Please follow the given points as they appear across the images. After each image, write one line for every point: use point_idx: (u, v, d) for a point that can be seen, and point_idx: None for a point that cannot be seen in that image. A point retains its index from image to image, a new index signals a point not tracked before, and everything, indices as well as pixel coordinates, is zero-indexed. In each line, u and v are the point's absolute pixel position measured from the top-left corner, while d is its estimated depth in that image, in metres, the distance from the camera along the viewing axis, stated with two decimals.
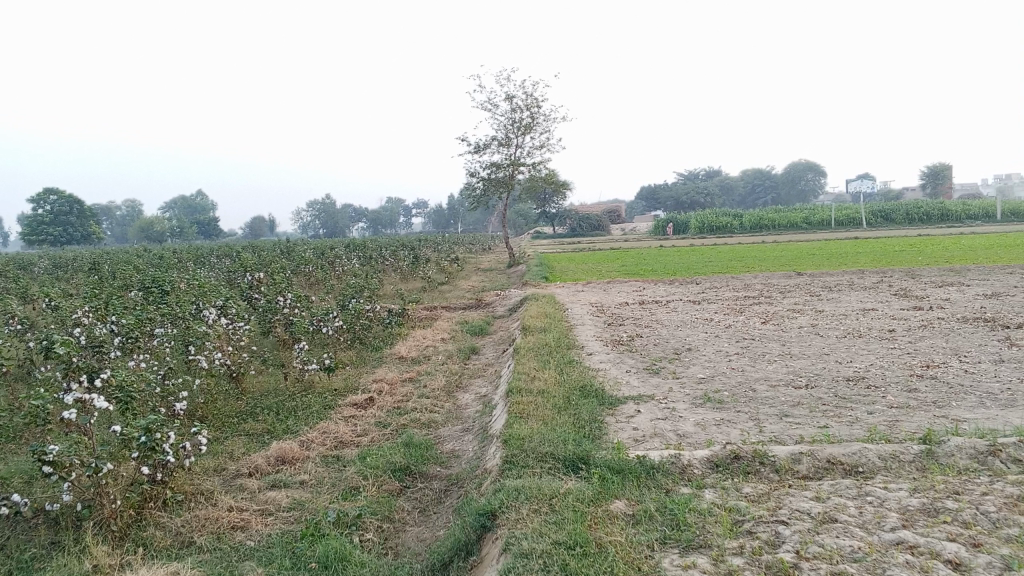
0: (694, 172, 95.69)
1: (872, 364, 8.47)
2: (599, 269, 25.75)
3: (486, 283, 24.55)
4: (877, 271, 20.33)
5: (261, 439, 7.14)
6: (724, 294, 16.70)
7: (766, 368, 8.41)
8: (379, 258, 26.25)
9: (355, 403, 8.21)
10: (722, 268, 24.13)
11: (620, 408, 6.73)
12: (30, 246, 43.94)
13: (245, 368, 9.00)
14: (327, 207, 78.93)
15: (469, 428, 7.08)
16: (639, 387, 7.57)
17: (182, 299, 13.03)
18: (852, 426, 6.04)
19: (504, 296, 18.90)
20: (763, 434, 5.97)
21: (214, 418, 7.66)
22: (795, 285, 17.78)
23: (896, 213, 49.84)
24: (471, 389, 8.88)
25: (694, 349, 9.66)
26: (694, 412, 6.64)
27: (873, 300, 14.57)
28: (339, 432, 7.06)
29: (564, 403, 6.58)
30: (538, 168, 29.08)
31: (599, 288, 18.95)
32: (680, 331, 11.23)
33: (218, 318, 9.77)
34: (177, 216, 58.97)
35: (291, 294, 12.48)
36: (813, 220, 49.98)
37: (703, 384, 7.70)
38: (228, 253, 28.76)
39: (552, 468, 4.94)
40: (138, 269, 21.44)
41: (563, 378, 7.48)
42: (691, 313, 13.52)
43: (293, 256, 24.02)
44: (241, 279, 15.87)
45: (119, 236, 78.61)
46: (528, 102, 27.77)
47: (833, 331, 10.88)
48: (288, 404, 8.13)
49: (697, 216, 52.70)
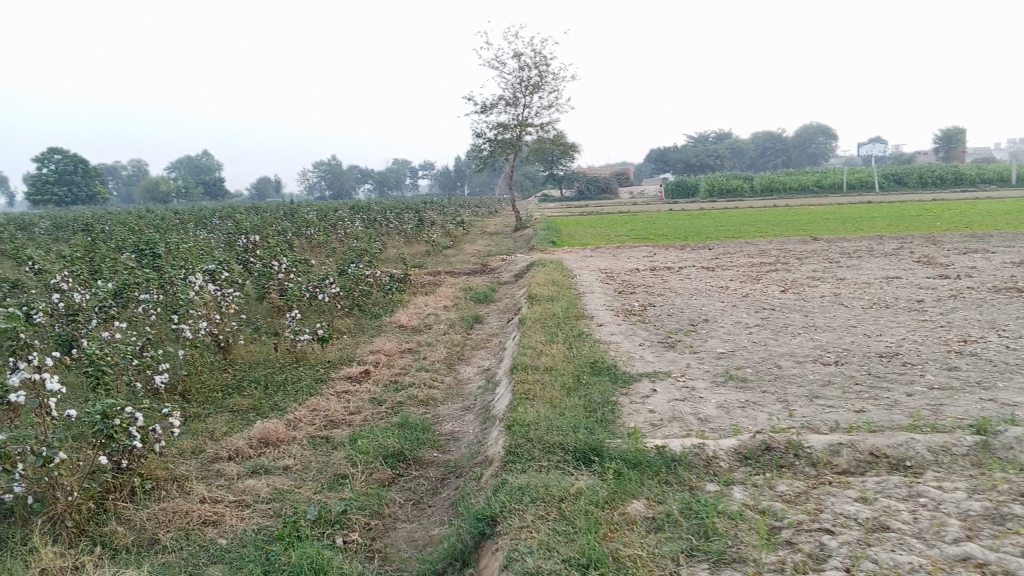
0: (704, 134, 94.30)
1: (905, 338, 7.87)
2: (608, 233, 25.12)
3: (491, 247, 23.92)
4: (897, 237, 19.60)
5: (246, 417, 6.64)
6: (738, 260, 16.08)
7: (790, 343, 7.82)
8: (383, 220, 25.63)
9: (349, 376, 7.67)
10: (734, 232, 23.46)
11: (634, 388, 6.17)
12: (34, 207, 43.33)
13: (233, 338, 8.50)
14: (333, 168, 78.09)
15: (470, 407, 6.52)
16: (654, 363, 7.00)
17: (173, 263, 12.46)
18: (891, 411, 5.47)
19: (510, 260, 18.31)
20: (794, 419, 5.41)
21: (196, 392, 7.16)
22: (811, 251, 17.09)
23: (909, 177, 48.86)
24: (472, 363, 8.33)
25: (711, 320, 9.07)
26: (716, 393, 6.07)
27: (895, 267, 13.90)
28: (329, 411, 6.52)
29: (574, 382, 6.01)
30: (546, 129, 28.26)
31: (608, 254, 18.33)
32: (695, 300, 10.63)
33: (205, 284, 9.20)
34: (181, 178, 58.24)
35: (287, 258, 11.92)
36: (825, 184, 49.06)
37: (723, 360, 7.12)
38: (230, 215, 28.16)
39: (562, 461, 4.38)
40: (135, 231, 20.85)
41: (573, 353, 6.91)
42: (706, 280, 12.93)
43: (296, 218, 23.41)
44: (238, 241, 15.32)
45: (126, 196, 78.11)
46: (537, 60, 26.95)
47: (857, 301, 10.27)
48: (277, 377, 7.61)
49: (707, 179, 51.76)
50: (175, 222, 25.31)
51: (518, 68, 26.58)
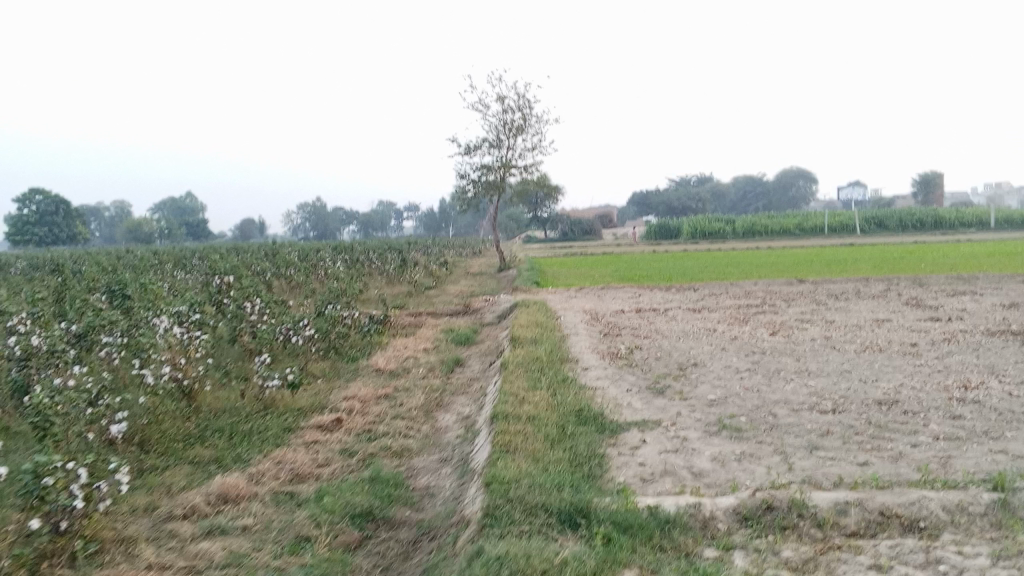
0: (687, 177, 95.07)
1: (903, 384, 7.55)
2: (592, 274, 24.86)
3: (474, 288, 23.59)
4: (883, 279, 19.45)
5: (207, 469, 6.20)
6: (725, 301, 15.82)
7: (784, 389, 7.48)
8: (365, 261, 25.26)
9: (320, 425, 7.25)
10: (719, 274, 23.26)
11: (622, 438, 5.80)
12: (12, 246, 42.63)
13: (199, 383, 8.09)
14: (317, 210, 77.80)
15: (447, 458, 6.11)
16: (643, 410, 6.63)
17: (143, 304, 12.02)
18: (897, 464, 5.12)
19: (493, 301, 17.96)
20: (795, 473, 5.05)
21: (156, 442, 6.73)
22: (798, 293, 16.87)
23: (890, 220, 49.15)
24: (452, 409, 7.92)
25: (701, 365, 8.72)
26: (709, 443, 5.70)
27: (884, 309, 13.66)
28: (296, 464, 6.10)
29: (558, 432, 5.63)
30: (530, 171, 28.13)
31: (593, 295, 18.03)
32: (683, 343, 10.30)
33: (171, 327, 8.78)
34: (164, 219, 57.72)
35: (261, 299, 11.52)
36: (806, 227, 49.27)
37: (715, 408, 6.75)
38: (209, 255, 27.73)
39: (545, 525, 3.98)
40: (110, 271, 20.35)
41: (556, 400, 6.52)
42: (692, 322, 12.61)
43: (275, 259, 23.01)
44: (213, 282, 14.92)
45: (106, 236, 77.23)
46: (520, 102, 26.91)
47: (849, 344, 9.96)
48: (243, 426, 7.16)
49: (689, 221, 51.85)
50: (152, 262, 24.84)
51: (502, 110, 26.51)
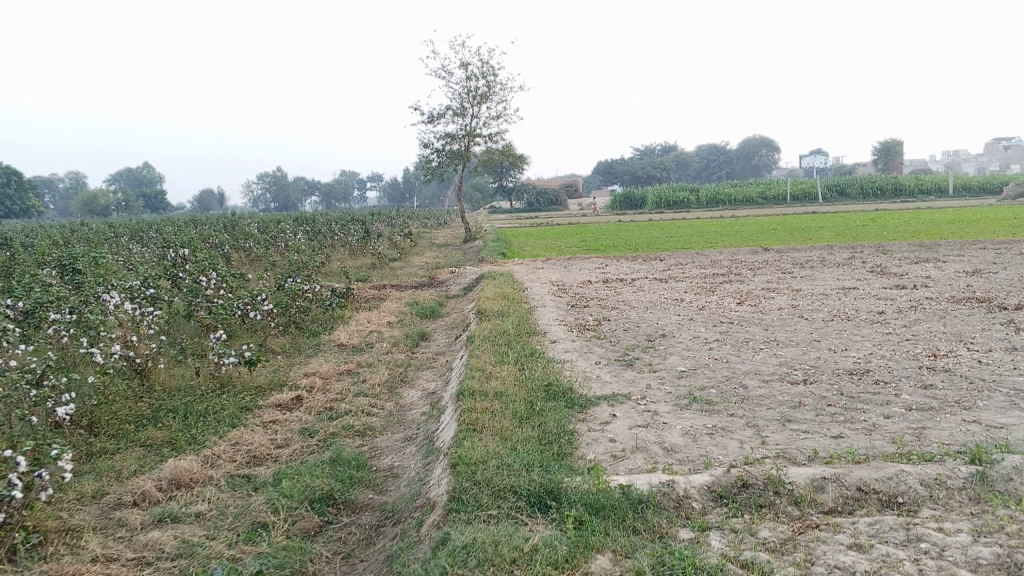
0: (651, 146, 95.10)
1: (872, 353, 7.49)
2: (558, 244, 24.68)
3: (439, 259, 23.30)
4: (847, 246, 19.52)
5: (160, 452, 5.92)
6: (691, 270, 15.74)
7: (754, 359, 7.37)
8: (327, 233, 24.80)
9: (279, 404, 7.00)
10: (685, 243, 23.20)
11: (592, 413, 5.63)
12: None
13: (152, 361, 7.76)
14: (279, 181, 76.52)
15: (411, 437, 5.90)
16: (612, 384, 6.46)
17: (94, 279, 11.57)
18: (872, 437, 5.02)
19: (459, 272, 17.71)
20: (769, 448, 4.93)
21: (106, 424, 6.43)
22: (763, 262, 16.86)
23: (851, 188, 49.55)
24: (416, 385, 7.70)
25: (669, 336, 8.58)
26: (680, 418, 5.55)
27: (849, 277, 13.66)
28: (253, 446, 5.86)
29: (526, 408, 5.44)
30: (495, 140, 27.74)
31: (559, 265, 17.86)
32: (651, 314, 10.16)
33: (121, 303, 8.41)
34: (121, 190, 56.32)
35: (218, 273, 11.15)
36: (769, 195, 49.51)
37: (685, 380, 6.61)
38: (167, 227, 27.07)
39: (514, 509, 3.80)
40: (63, 245, 19.72)
41: (523, 375, 6.32)
42: (660, 292, 12.50)
43: (235, 231, 22.48)
44: (168, 256, 14.46)
45: (62, 209, 75.32)
46: (484, 69, 26.46)
47: (817, 313, 9.91)
48: (198, 406, 6.88)
49: (654, 190, 51.85)
50: (107, 235, 24.14)
51: (465, 78, 26.04)
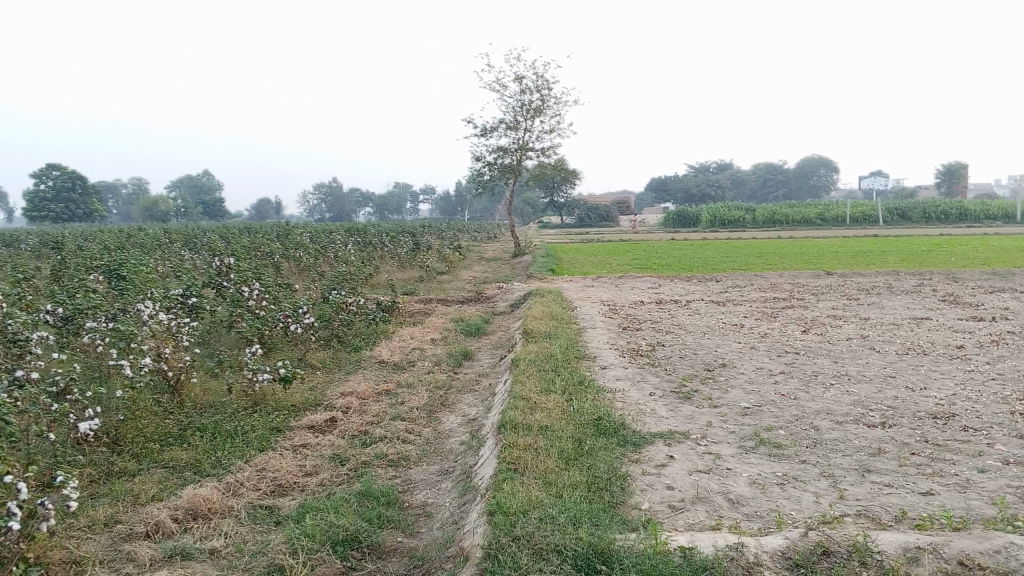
0: (706, 164, 93.66)
1: (956, 394, 6.81)
2: (610, 262, 24.13)
3: (488, 274, 22.90)
4: (914, 273, 18.58)
5: (183, 475, 5.58)
6: (750, 294, 15.05)
7: (824, 396, 6.77)
8: (377, 244, 24.59)
9: (312, 425, 6.63)
10: (741, 264, 22.45)
11: (646, 453, 5.12)
12: (29, 222, 42.26)
13: (185, 374, 7.45)
14: (333, 191, 77.30)
15: (448, 470, 5.46)
16: (668, 419, 5.93)
17: (136, 285, 11.39)
18: (967, 496, 4.41)
19: (507, 289, 17.29)
20: (848, 504, 4.36)
21: (131, 442, 6.11)
22: (825, 287, 16.09)
23: (914, 212, 47.94)
24: (457, 409, 7.26)
25: (729, 365, 8.00)
26: (746, 463, 5.01)
27: (920, 306, 12.84)
28: (279, 473, 5.48)
29: (573, 444, 4.95)
30: (548, 154, 27.34)
31: (610, 284, 17.29)
32: (709, 340, 9.57)
33: (156, 312, 8.13)
34: (180, 197, 57.33)
35: (261, 283, 10.89)
36: (827, 216, 48.17)
37: (749, 418, 6.05)
38: (220, 235, 27.20)
39: (558, 574, 3.30)
40: (115, 250, 19.78)
41: (572, 406, 5.83)
42: (717, 316, 11.89)
43: (285, 240, 22.38)
44: (215, 264, 14.31)
45: (124, 214, 77.14)
46: (539, 83, 26.10)
47: (889, 345, 9.20)
48: (228, 425, 6.53)
49: (709, 208, 50.85)
50: (161, 241, 24.36)
51: (519, 91, 25.72)
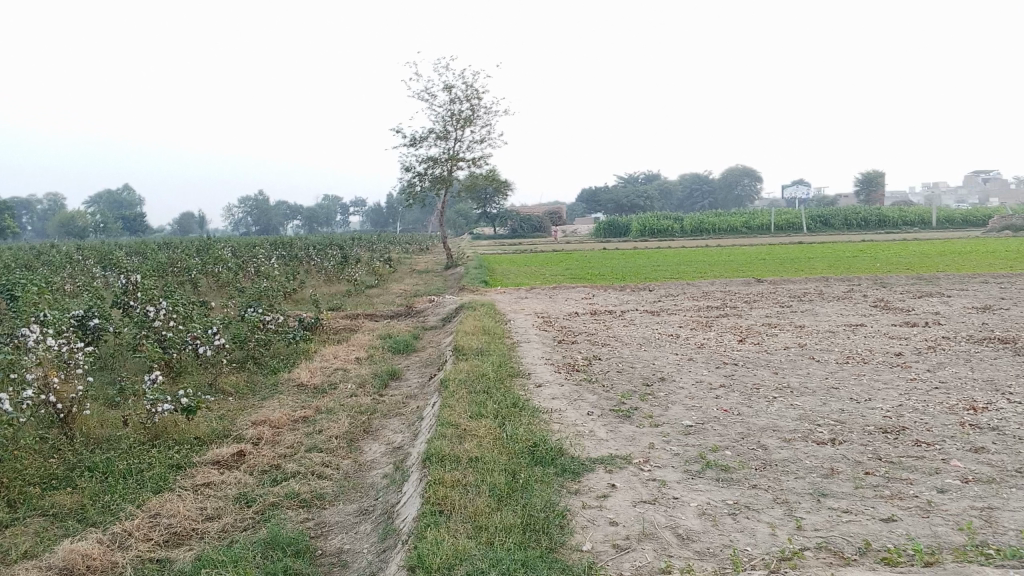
0: (635, 174, 94.48)
1: (902, 405, 6.57)
2: (543, 273, 23.79)
3: (419, 287, 22.27)
4: (843, 279, 18.72)
5: (63, 525, 4.88)
6: (684, 303, 14.83)
7: (769, 411, 6.44)
8: (303, 259, 23.73)
9: (218, 461, 5.99)
10: (674, 273, 22.35)
11: (586, 482, 4.67)
12: None
13: (77, 405, 6.71)
14: (260, 204, 75.28)
15: (368, 509, 4.92)
16: (608, 442, 5.49)
17: (31, 305, 10.47)
18: (931, 522, 4.09)
19: (438, 302, 16.74)
20: (808, 535, 3.99)
21: (8, 486, 5.38)
22: (758, 294, 16.01)
23: (835, 219, 49.05)
24: (381, 437, 6.71)
25: (669, 380, 7.61)
26: (694, 491, 4.61)
27: (853, 313, 12.76)
28: (176, 518, 4.85)
29: (506, 477, 4.47)
30: (479, 165, 26.89)
31: (544, 295, 16.90)
32: (646, 352, 9.21)
33: (45, 338, 7.35)
34: (98, 212, 54.93)
35: (168, 301, 10.11)
36: (753, 225, 48.96)
37: (693, 437, 5.66)
38: (137, 251, 25.92)
39: None
40: (18, 267, 18.50)
41: (504, 432, 5.34)
42: (653, 327, 11.57)
43: (206, 255, 21.35)
44: (123, 282, 13.37)
45: (39, 230, 73.65)
46: (468, 93, 25.68)
47: (828, 354, 8.99)
48: (122, 463, 5.84)
49: (639, 218, 51.13)
50: (72, 258, 22.98)
51: (449, 101, 25.26)
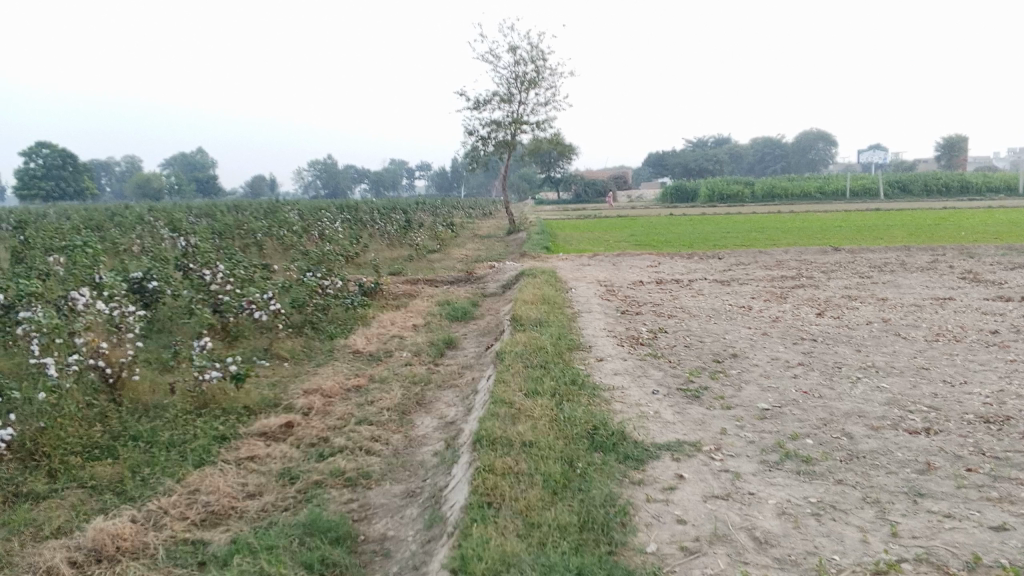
0: (703, 137, 91.97)
1: (1003, 390, 5.93)
2: (608, 239, 23.21)
3: (481, 251, 21.94)
4: (926, 248, 17.66)
5: (101, 499, 4.70)
6: (756, 272, 14.15)
7: (854, 394, 5.88)
8: (366, 222, 23.61)
9: (265, 433, 5.75)
10: (743, 240, 21.49)
11: (651, 472, 4.25)
12: (18, 201, 41.00)
13: (128, 371, 6.57)
14: (328, 168, 75.91)
15: (415, 492, 4.59)
16: (676, 426, 5.05)
17: (94, 265, 10.47)
18: None
19: (499, 267, 16.37)
20: (904, 544, 3.50)
21: (50, 454, 5.25)
22: (835, 264, 15.20)
23: (914, 185, 46.90)
24: (433, 410, 6.38)
25: (742, 356, 7.10)
26: (772, 486, 4.15)
27: (940, 285, 11.93)
28: (215, 495, 4.61)
29: (562, 466, 4.08)
30: (543, 128, 26.28)
31: (608, 263, 16.38)
32: (716, 325, 8.68)
33: (97, 302, 7.23)
34: (171, 175, 56.14)
35: (225, 264, 9.98)
36: (827, 190, 47.17)
37: (770, 423, 5.18)
38: (205, 213, 26.21)
39: None
40: (89, 228, 18.80)
41: (562, 413, 4.95)
42: (723, 297, 10.99)
43: (271, 217, 21.40)
44: (184, 244, 13.36)
45: (117, 192, 75.83)
46: (533, 54, 25.04)
47: (915, 331, 8.32)
48: (166, 434, 5.65)
49: (707, 183, 49.79)
50: (142, 219, 23.32)
51: (513, 62, 24.66)
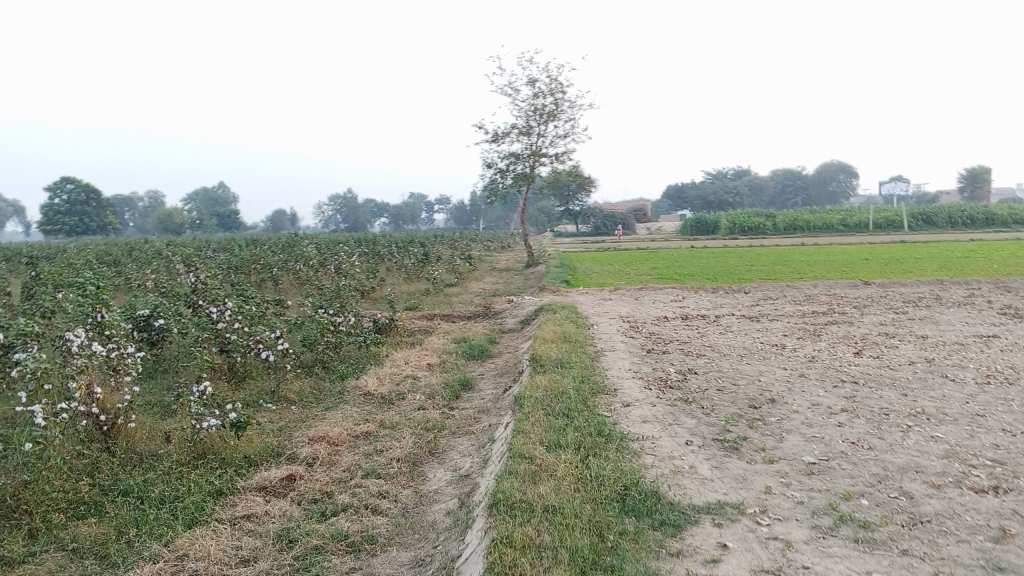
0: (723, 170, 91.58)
1: None
2: (629, 272, 22.76)
3: (500, 285, 21.53)
4: (960, 282, 17.04)
5: (81, 564, 4.27)
6: (785, 307, 13.63)
7: (907, 445, 5.36)
8: (383, 257, 23.31)
9: (265, 488, 5.32)
10: (768, 273, 20.94)
11: (690, 541, 3.76)
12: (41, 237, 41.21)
13: (124, 419, 6.17)
14: (348, 202, 76.21)
15: (425, 561, 4.12)
16: (714, 484, 4.56)
17: (100, 301, 10.16)
18: None
19: (518, 302, 15.95)
20: None
21: (31, 511, 4.83)
22: (866, 298, 14.63)
23: (938, 216, 46.09)
24: (447, 461, 5.92)
25: (779, 401, 6.60)
26: (829, 558, 3.65)
27: (981, 322, 11.35)
28: (205, 562, 4.18)
29: (589, 537, 3.60)
30: (562, 160, 25.98)
31: (630, 297, 15.91)
32: (749, 365, 8.18)
33: (94, 342, 6.85)
34: (193, 210, 56.45)
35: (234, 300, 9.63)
36: (850, 222, 46.44)
37: (819, 480, 4.68)
38: (223, 248, 26.05)
39: None
40: (104, 263, 18.60)
41: (589, 470, 4.48)
42: (753, 335, 10.49)
43: (288, 251, 21.16)
44: (196, 280, 13.07)
45: (139, 226, 76.46)
46: (552, 86, 24.82)
47: (963, 372, 7.77)
48: (159, 488, 5.23)
49: (728, 216, 49.27)
50: (160, 254, 23.17)
51: (532, 94, 24.44)
